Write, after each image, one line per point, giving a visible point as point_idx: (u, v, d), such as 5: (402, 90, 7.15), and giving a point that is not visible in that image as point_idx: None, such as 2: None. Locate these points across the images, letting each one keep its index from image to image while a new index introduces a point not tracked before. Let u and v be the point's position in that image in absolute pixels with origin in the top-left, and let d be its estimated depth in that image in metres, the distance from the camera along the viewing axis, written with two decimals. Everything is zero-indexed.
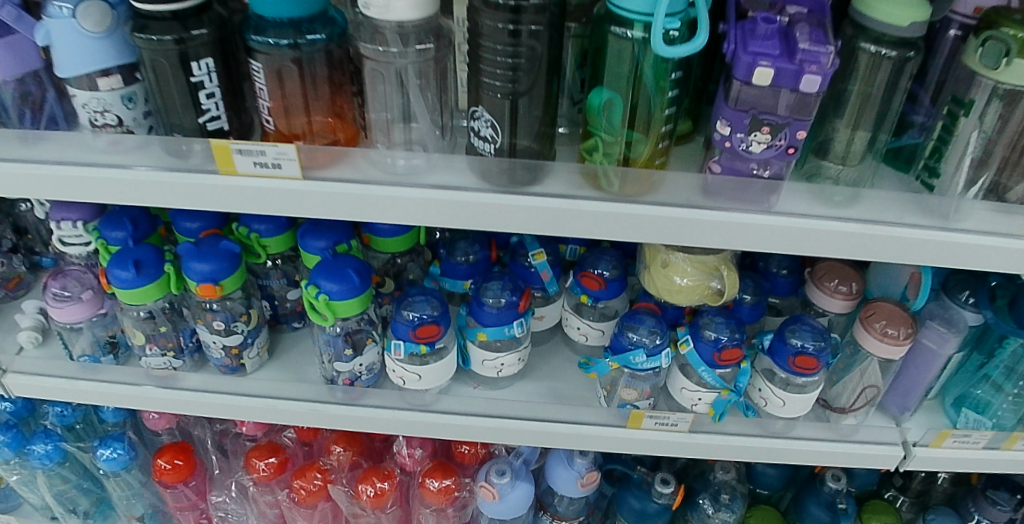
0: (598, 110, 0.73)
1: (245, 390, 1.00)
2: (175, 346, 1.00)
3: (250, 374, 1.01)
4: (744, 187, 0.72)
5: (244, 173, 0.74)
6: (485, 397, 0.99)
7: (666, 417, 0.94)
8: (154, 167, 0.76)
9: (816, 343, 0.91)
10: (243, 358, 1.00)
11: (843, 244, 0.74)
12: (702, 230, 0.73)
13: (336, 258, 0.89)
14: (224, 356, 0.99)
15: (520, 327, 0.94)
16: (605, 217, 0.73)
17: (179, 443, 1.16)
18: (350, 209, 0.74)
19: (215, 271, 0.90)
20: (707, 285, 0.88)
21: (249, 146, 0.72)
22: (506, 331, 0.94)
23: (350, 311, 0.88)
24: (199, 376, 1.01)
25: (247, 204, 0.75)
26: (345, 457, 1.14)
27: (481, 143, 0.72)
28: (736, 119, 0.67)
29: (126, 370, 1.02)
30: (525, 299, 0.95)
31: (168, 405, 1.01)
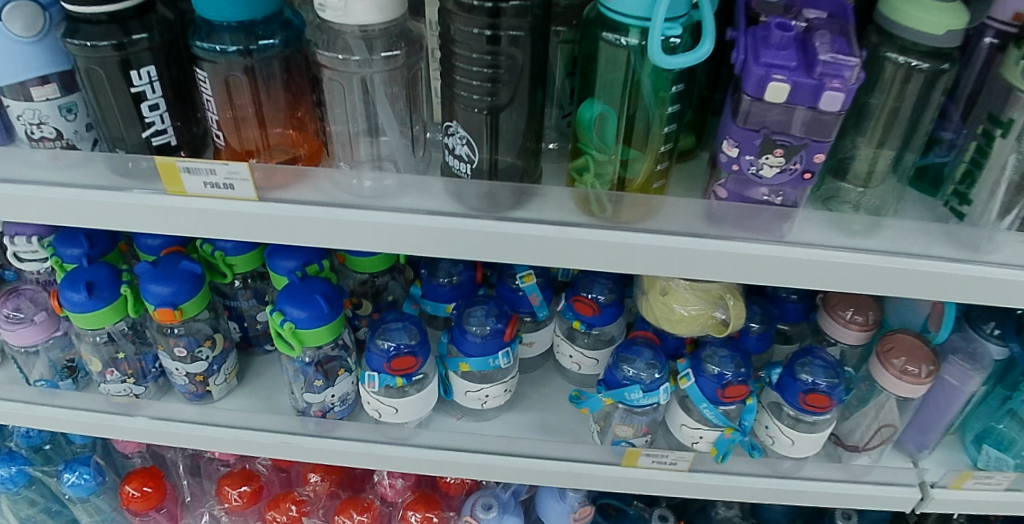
0: (589, 125, 0.65)
1: (210, 420, 0.92)
2: (137, 372, 0.92)
3: (217, 402, 0.94)
4: (753, 214, 0.64)
5: (193, 194, 0.67)
6: (467, 430, 0.91)
7: (664, 456, 0.87)
8: (98, 185, 0.69)
9: (828, 379, 0.83)
10: (209, 385, 0.92)
11: (862, 278, 0.66)
12: (704, 261, 0.66)
13: (304, 283, 0.81)
14: (188, 383, 0.92)
15: (506, 357, 0.87)
16: (596, 246, 0.65)
17: (149, 468, 1.09)
18: (313, 234, 0.67)
19: (175, 294, 0.83)
20: (711, 315, 0.80)
21: (197, 165, 0.65)
22: (491, 362, 0.86)
23: (320, 341, 0.80)
24: (161, 404, 0.93)
25: (200, 227, 0.68)
26: (322, 487, 1.07)
27: (457, 163, 0.64)
28: (745, 139, 0.59)
29: (85, 396, 0.94)
30: (511, 325, 0.88)
31: (129, 434, 0.93)
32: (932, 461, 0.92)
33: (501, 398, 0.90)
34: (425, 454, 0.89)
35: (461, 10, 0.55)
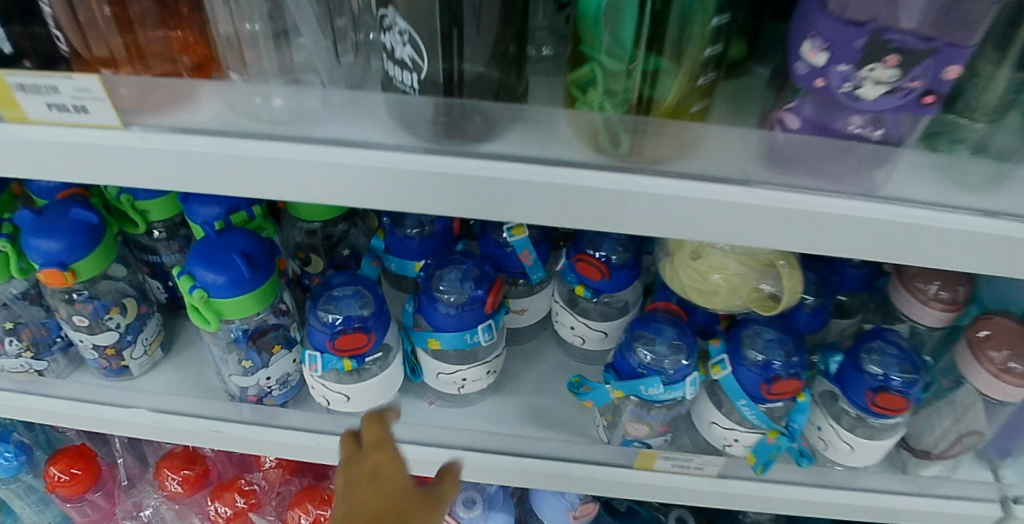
0: (597, 18, 0.43)
1: (128, 402, 0.76)
2: (35, 343, 0.75)
3: (138, 379, 0.77)
4: (835, 155, 0.44)
5: (35, 121, 0.47)
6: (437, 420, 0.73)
7: (688, 460, 0.69)
8: None
9: (904, 375, 0.64)
10: (125, 359, 0.75)
11: (978, 250, 0.47)
12: (761, 223, 0.46)
13: (221, 237, 0.62)
14: (98, 358, 0.74)
15: (486, 333, 0.68)
16: (603, 200, 0.45)
17: (77, 446, 0.94)
18: (206, 177, 0.47)
19: (65, 252, 0.65)
20: (756, 285, 0.61)
21: (31, 79, 0.45)
22: (467, 339, 0.67)
23: (245, 313, 0.62)
24: (70, 382, 0.77)
25: (52, 168, 0.49)
26: (275, 473, 0.93)
27: (400, 73, 0.44)
28: (838, 38, 0.39)
29: None
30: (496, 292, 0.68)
31: (35, 417, 0.78)
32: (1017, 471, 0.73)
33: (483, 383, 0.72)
34: None
35: None
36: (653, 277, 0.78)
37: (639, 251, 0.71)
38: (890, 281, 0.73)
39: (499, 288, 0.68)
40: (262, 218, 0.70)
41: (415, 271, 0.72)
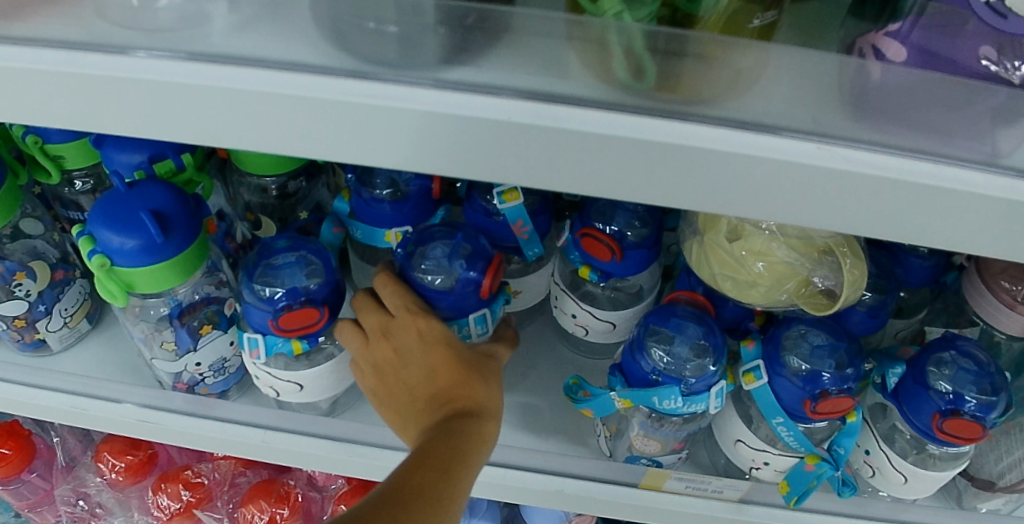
0: None
1: (45, 383, 0.65)
2: None
3: (59, 354, 0.66)
4: (956, 99, 0.31)
5: None
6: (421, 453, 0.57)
7: (705, 482, 0.57)
8: None
9: (982, 396, 0.51)
10: (41, 332, 0.64)
11: None
12: (855, 207, 0.31)
13: (132, 190, 0.50)
14: (7, 329, 0.63)
15: (482, 325, 0.54)
16: (618, 160, 0.31)
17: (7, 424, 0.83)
18: (59, 108, 0.34)
19: None
20: (807, 278, 0.47)
21: None
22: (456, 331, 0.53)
23: (162, 285, 0.51)
24: None
25: None
26: (231, 463, 0.82)
27: None
28: None
29: None
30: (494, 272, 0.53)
31: None
32: None
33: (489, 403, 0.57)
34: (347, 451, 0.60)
35: None
36: (674, 258, 0.65)
37: (661, 228, 0.58)
38: (963, 275, 0.58)
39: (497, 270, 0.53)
40: (196, 170, 0.57)
41: (386, 242, 0.59)
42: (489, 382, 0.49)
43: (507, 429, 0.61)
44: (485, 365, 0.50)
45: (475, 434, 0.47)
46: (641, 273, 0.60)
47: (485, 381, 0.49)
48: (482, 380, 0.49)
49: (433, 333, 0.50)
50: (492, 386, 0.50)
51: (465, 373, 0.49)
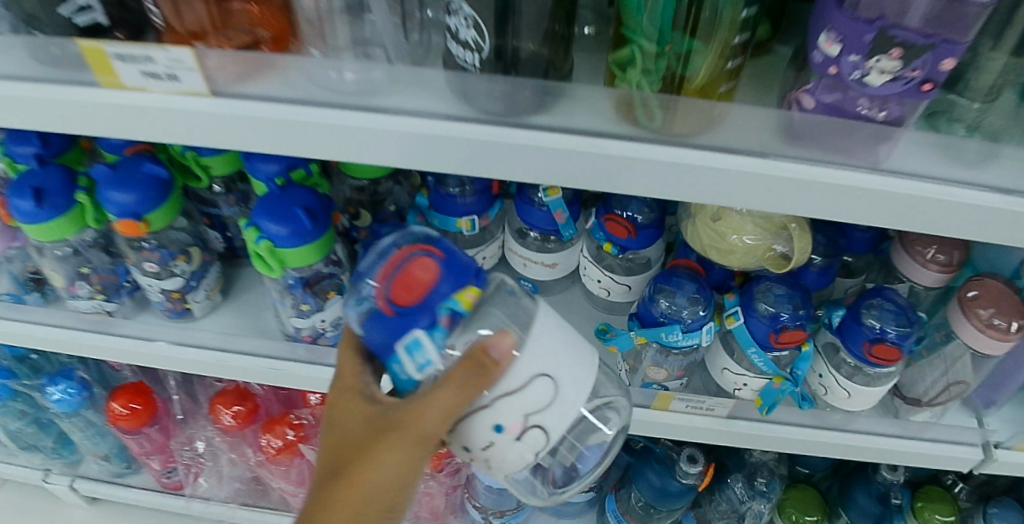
0: (639, 5, 0.49)
1: (196, 341, 0.85)
2: (105, 288, 0.83)
3: (199, 320, 0.86)
4: (845, 133, 0.50)
5: (132, 87, 0.54)
6: (489, 462, 0.51)
7: (701, 401, 0.77)
8: (20, 74, 0.56)
9: (900, 328, 0.70)
10: (188, 302, 0.83)
11: (962, 220, 0.53)
12: (775, 192, 0.52)
13: (284, 193, 0.69)
14: (164, 300, 0.82)
15: (420, 363, 0.46)
16: (637, 167, 0.51)
17: (136, 384, 1.03)
18: (281, 140, 0.53)
19: (137, 204, 0.73)
20: (770, 248, 0.67)
21: (130, 49, 0.51)
22: (402, 378, 0.48)
23: (304, 261, 0.70)
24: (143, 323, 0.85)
25: (149, 130, 0.56)
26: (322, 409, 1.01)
27: (462, 52, 0.50)
28: (852, 33, 0.44)
29: (55, 311, 0.87)
30: (407, 272, 0.46)
31: (108, 354, 0.87)
32: (998, 419, 0.80)
33: (554, 397, 0.48)
34: None
35: None
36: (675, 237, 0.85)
37: (664, 212, 0.77)
38: (891, 244, 0.78)
39: (401, 278, 0.46)
40: (318, 175, 0.77)
41: (457, 227, 0.79)
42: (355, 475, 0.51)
43: None
44: (361, 460, 0.51)
45: (354, 501, 0.52)
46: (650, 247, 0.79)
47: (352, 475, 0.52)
48: (378, 457, 0.51)
49: (337, 417, 0.54)
50: (399, 461, 0.51)
51: (349, 460, 0.52)
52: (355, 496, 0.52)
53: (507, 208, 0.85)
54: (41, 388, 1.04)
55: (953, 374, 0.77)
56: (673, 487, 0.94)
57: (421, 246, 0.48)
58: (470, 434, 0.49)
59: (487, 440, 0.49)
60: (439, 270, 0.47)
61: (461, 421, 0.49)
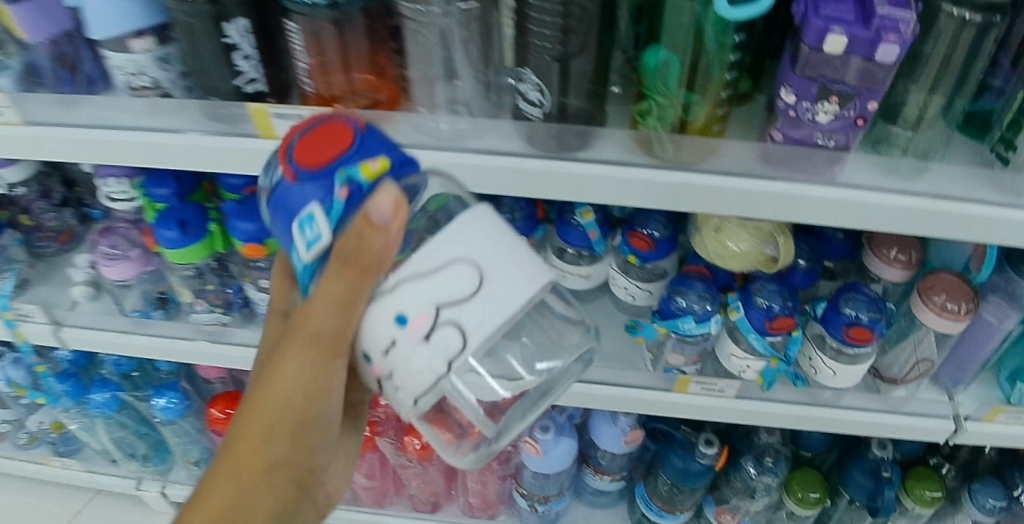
0: (654, 71, 0.68)
1: None
2: (223, 302, 0.99)
3: None
4: (807, 157, 0.69)
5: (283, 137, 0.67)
6: (394, 374, 0.52)
7: (713, 383, 0.93)
8: (193, 129, 0.68)
9: (871, 314, 0.86)
10: None
11: (904, 219, 0.69)
12: (757, 203, 0.71)
13: None
14: None
15: (310, 237, 0.50)
16: (655, 187, 0.71)
17: (231, 391, 1.19)
18: None
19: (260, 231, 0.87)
20: (762, 252, 0.85)
21: (288, 109, 0.65)
22: (298, 261, 0.52)
23: None
24: (251, 332, 1.00)
25: None
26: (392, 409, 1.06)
27: (528, 108, 0.68)
28: (801, 87, 0.63)
29: (175, 325, 1.01)
30: (307, 151, 0.50)
31: (224, 360, 0.99)
32: (968, 395, 0.95)
33: (468, 290, 0.49)
34: None
35: None
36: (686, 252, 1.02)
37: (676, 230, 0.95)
38: (863, 250, 0.94)
39: (310, 141, 0.51)
40: None
41: None
42: (258, 390, 0.62)
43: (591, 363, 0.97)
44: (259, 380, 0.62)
45: (274, 401, 0.61)
46: (665, 259, 0.97)
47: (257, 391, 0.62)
48: (286, 356, 0.60)
49: (275, 314, 0.72)
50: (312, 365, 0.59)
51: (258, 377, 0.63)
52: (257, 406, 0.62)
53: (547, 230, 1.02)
54: (148, 397, 1.21)
55: (923, 350, 0.92)
56: (694, 467, 1.08)
57: (340, 119, 0.52)
58: (372, 330, 0.52)
59: (388, 337, 0.51)
60: (351, 140, 0.50)
61: (364, 318, 0.52)
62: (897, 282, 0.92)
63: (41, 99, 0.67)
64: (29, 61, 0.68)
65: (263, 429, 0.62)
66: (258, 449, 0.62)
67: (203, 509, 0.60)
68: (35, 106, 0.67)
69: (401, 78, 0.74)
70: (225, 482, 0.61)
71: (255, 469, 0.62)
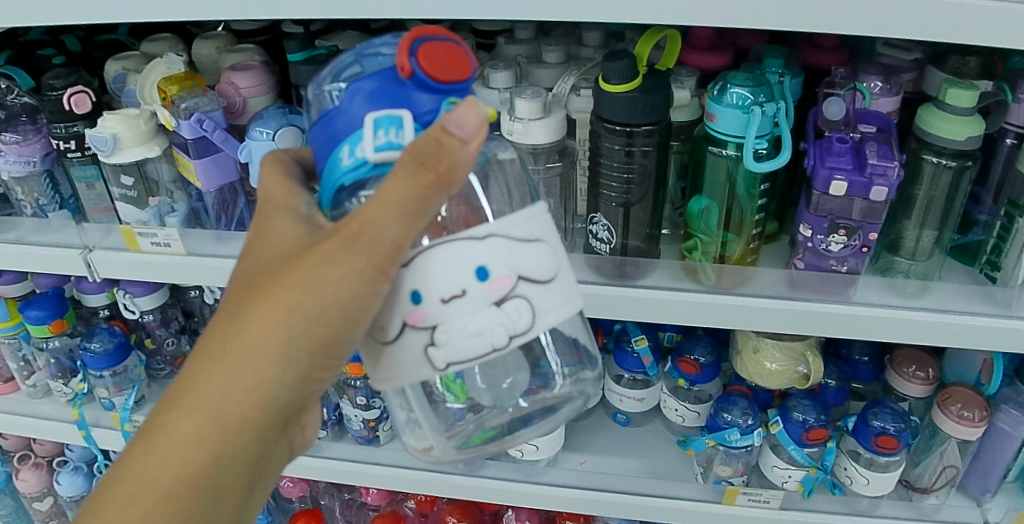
0: (698, 215, 0.87)
1: (379, 462, 1.07)
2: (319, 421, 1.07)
3: (384, 445, 1.09)
4: (827, 281, 0.84)
5: None
6: (444, 332, 0.45)
7: (759, 494, 1.01)
8: None
9: (896, 424, 0.96)
10: (379, 430, 1.06)
11: (913, 331, 0.83)
12: (792, 318, 0.83)
13: None
14: (363, 428, 1.05)
15: (386, 141, 0.42)
16: (704, 307, 0.83)
17: (312, 508, 1.15)
18: None
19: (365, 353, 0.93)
20: (795, 369, 0.95)
21: None
22: (345, 157, 0.43)
23: None
24: (341, 446, 1.08)
25: None
26: None
27: (598, 244, 0.85)
28: (816, 223, 0.80)
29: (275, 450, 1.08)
30: (434, 52, 0.44)
31: (319, 474, 1.09)
32: (996, 504, 1.03)
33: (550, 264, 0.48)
34: (556, 492, 1.04)
35: (607, 134, 0.76)
36: (729, 378, 1.08)
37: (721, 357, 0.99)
38: (887, 372, 1.05)
39: (437, 47, 0.44)
40: None
41: None
42: (258, 307, 0.48)
43: (647, 479, 1.05)
44: (263, 283, 0.49)
45: (268, 339, 0.48)
46: (710, 383, 1.02)
47: (254, 306, 0.49)
48: (301, 268, 0.47)
49: (268, 221, 0.51)
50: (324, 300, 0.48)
51: (259, 281, 0.49)
52: (251, 328, 0.48)
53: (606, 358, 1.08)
54: None
55: (948, 456, 1.03)
56: None
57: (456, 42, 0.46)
58: (444, 268, 0.45)
59: (460, 286, 0.45)
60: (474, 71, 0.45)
61: (434, 250, 0.45)
62: (919, 398, 1.02)
63: (202, 237, 0.80)
64: (191, 206, 0.83)
65: (253, 373, 0.49)
66: (245, 394, 0.50)
67: (156, 449, 0.51)
68: (195, 241, 0.80)
69: None
70: (190, 425, 0.50)
71: (233, 415, 0.50)
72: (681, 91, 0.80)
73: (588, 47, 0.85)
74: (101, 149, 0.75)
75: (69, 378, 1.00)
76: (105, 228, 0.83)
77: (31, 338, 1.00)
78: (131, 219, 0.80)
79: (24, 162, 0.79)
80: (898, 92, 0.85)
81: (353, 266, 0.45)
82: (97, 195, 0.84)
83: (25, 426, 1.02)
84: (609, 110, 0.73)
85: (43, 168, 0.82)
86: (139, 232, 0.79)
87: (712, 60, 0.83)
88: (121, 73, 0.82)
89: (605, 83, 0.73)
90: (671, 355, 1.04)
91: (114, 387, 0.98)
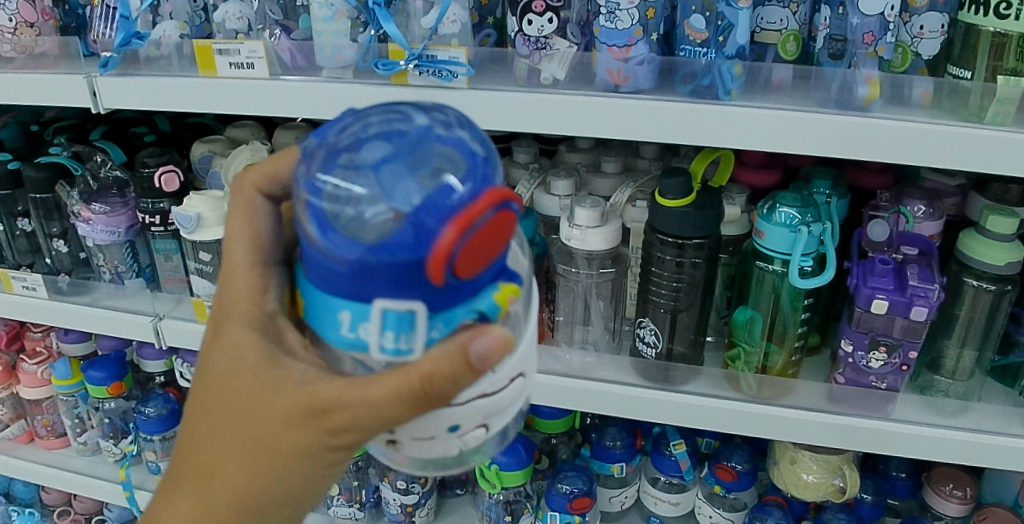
0: (742, 325, 0.87)
1: None
2: (360, 499, 1.09)
3: None
4: (865, 396, 0.84)
5: None
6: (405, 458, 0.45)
7: None
8: None
9: None
10: (415, 515, 1.07)
11: (952, 451, 0.83)
12: (832, 432, 0.84)
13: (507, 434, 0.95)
14: (399, 512, 1.07)
15: (392, 346, 0.38)
16: (745, 415, 0.84)
17: None
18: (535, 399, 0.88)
19: (510, 463, 0.91)
20: (831, 483, 0.94)
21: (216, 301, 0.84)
22: (346, 326, 0.39)
23: (515, 483, 0.92)
24: None
25: None
26: None
27: (644, 347, 0.87)
28: (857, 339, 0.82)
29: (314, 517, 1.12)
30: (440, 269, 0.35)
31: None
32: None
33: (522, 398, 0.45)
34: None
35: (660, 244, 0.80)
36: (765, 487, 1.07)
37: (757, 465, 0.99)
38: (924, 489, 1.04)
39: (476, 242, 0.35)
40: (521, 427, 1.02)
41: (612, 470, 1.01)
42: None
43: None
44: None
45: (270, 454, 0.46)
46: (746, 491, 1.01)
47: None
48: (223, 334, 0.48)
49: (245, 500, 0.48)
50: (298, 416, 0.44)
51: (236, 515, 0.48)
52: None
53: (643, 460, 1.09)
54: None
55: None
56: None
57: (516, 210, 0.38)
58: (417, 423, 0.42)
59: (431, 433, 0.42)
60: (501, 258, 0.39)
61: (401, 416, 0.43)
62: (957, 517, 1.01)
63: None
64: None
65: None
66: None
67: None
68: None
69: (548, 321, 0.93)
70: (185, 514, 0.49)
71: None
72: (733, 208, 0.84)
73: (645, 158, 0.91)
74: (185, 227, 0.80)
75: (120, 438, 1.06)
76: (176, 298, 0.88)
77: (88, 397, 1.05)
78: (203, 293, 0.85)
79: (110, 232, 0.85)
80: (940, 217, 0.88)
81: (302, 426, 0.44)
82: (173, 266, 0.89)
83: (73, 483, 1.06)
84: (664, 224, 0.76)
85: (125, 238, 0.87)
86: (209, 305, 0.84)
87: (761, 178, 0.88)
88: (207, 155, 0.89)
89: (661, 197, 0.77)
90: (708, 461, 1.04)
91: (162, 451, 1.01)
